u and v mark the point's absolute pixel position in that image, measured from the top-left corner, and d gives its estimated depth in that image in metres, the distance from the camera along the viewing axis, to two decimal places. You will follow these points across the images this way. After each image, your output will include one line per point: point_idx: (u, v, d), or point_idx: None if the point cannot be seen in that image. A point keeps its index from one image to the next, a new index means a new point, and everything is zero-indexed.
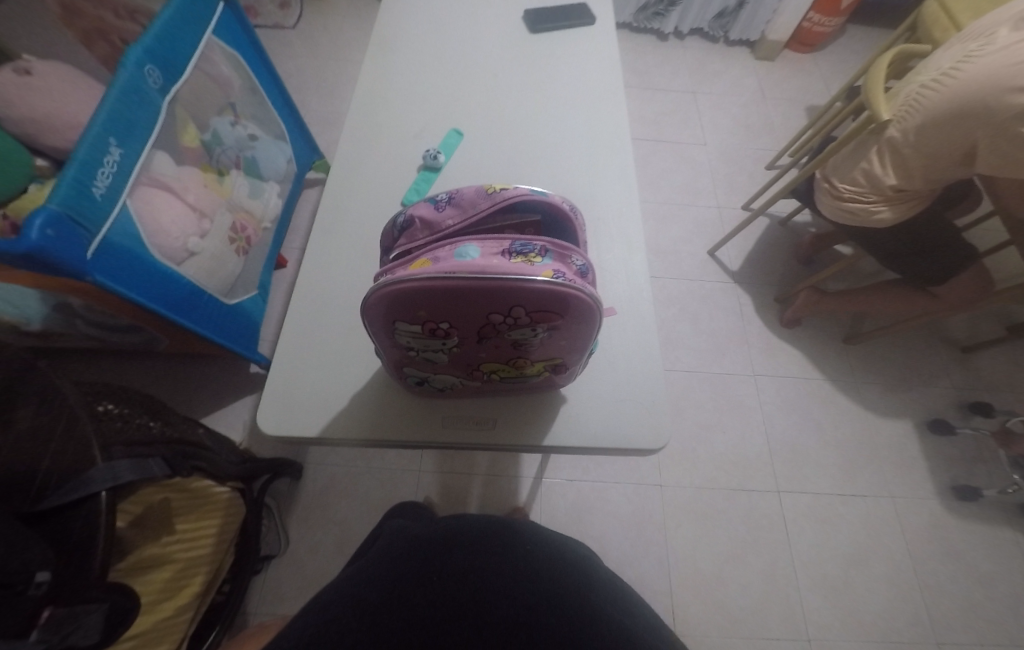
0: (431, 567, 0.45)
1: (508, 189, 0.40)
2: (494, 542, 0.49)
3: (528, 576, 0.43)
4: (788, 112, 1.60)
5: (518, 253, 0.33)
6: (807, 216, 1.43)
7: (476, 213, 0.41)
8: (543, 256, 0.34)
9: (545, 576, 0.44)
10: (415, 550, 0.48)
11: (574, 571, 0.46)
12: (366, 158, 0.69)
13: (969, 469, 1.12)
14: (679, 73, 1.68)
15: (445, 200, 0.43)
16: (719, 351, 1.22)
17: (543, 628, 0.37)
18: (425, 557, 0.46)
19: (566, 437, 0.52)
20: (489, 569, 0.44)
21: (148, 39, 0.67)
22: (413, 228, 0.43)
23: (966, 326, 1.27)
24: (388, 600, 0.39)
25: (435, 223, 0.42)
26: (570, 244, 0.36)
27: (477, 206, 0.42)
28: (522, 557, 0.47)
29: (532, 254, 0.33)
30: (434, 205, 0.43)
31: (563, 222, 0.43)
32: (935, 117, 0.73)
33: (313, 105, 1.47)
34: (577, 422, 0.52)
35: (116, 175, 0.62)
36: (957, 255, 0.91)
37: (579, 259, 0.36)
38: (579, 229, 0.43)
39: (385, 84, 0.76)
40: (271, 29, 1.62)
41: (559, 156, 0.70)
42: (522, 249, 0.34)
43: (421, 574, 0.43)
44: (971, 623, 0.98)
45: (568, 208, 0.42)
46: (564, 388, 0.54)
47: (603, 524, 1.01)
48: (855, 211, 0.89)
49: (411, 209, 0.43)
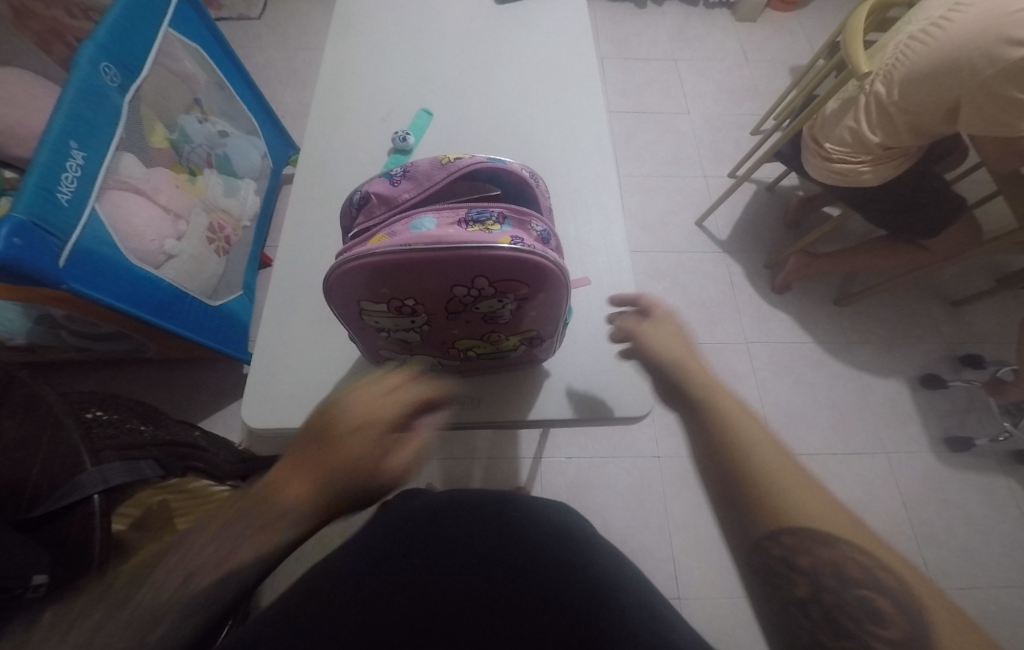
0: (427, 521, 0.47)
1: (464, 158, 0.40)
2: (488, 501, 0.51)
3: (521, 539, 0.45)
4: (772, 75, 1.58)
5: (474, 222, 0.33)
6: (793, 178, 1.41)
7: (431, 185, 0.41)
8: (500, 223, 0.33)
9: (528, 533, 0.46)
10: (416, 507, 0.50)
11: (558, 528, 0.49)
12: (335, 144, 0.67)
13: (962, 420, 1.14)
14: (659, 40, 1.64)
15: (400, 174, 0.42)
16: (711, 320, 1.22)
17: (519, 589, 0.40)
18: (427, 510, 0.48)
19: (549, 409, 0.52)
20: (478, 533, 0.46)
21: (101, 36, 0.65)
22: (370, 204, 0.42)
23: (957, 280, 1.27)
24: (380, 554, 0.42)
25: (392, 198, 0.42)
26: (530, 210, 0.35)
27: (433, 178, 0.42)
28: (510, 520, 0.48)
29: (489, 221, 0.33)
30: (390, 180, 0.42)
31: (524, 189, 0.43)
32: (921, 70, 0.72)
33: (285, 98, 1.43)
34: (559, 395, 0.53)
35: (80, 180, 0.60)
36: (943, 204, 0.89)
37: (540, 224, 0.35)
38: (540, 197, 0.43)
39: (349, 66, 0.74)
40: (236, 21, 1.57)
41: (534, 132, 0.69)
42: (478, 216, 0.33)
43: (417, 528, 0.46)
44: (966, 567, 1.01)
45: (527, 175, 0.42)
46: (546, 363, 0.54)
47: (604, 498, 1.03)
48: (842, 171, 0.88)
49: (366, 186, 0.43)
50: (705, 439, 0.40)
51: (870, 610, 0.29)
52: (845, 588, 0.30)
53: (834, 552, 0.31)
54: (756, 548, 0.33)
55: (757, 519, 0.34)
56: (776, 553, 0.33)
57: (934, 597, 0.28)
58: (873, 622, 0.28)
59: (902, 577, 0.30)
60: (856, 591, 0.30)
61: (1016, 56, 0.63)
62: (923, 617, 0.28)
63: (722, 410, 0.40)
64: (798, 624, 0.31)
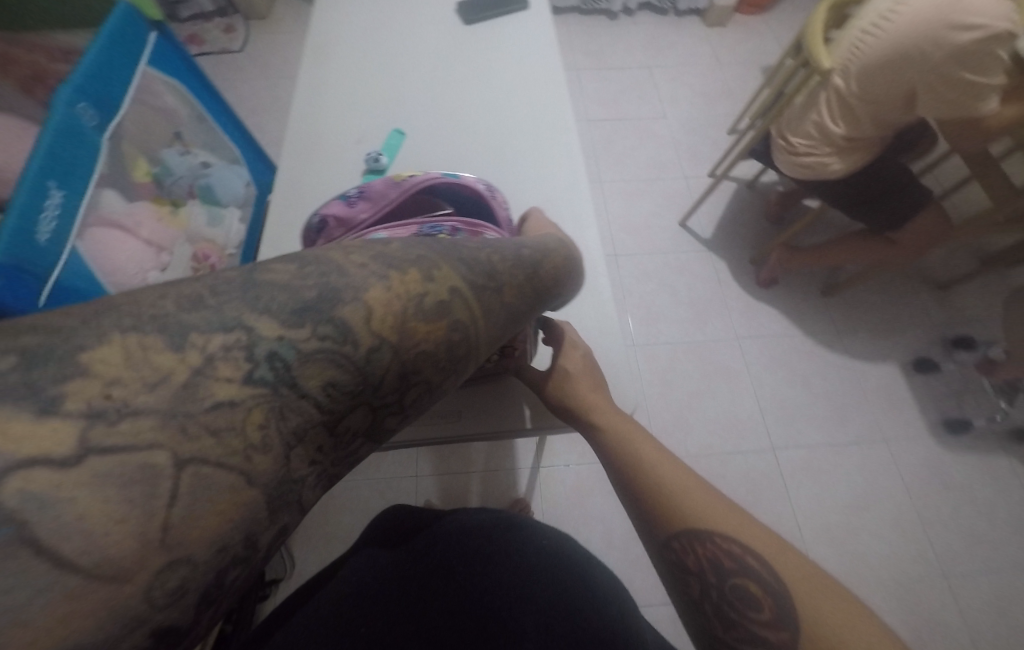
0: (391, 557, 0.46)
1: (418, 178, 0.44)
2: (450, 518, 0.51)
3: (494, 562, 0.44)
4: (744, 77, 1.61)
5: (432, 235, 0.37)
6: (773, 174, 1.43)
7: (386, 204, 0.44)
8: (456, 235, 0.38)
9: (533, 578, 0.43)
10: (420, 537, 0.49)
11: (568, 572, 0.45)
12: (312, 169, 0.69)
13: (958, 402, 1.14)
14: (633, 48, 1.67)
15: (356, 195, 0.45)
16: (700, 319, 1.23)
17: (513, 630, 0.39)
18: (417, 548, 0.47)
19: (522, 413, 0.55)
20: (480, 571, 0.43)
21: (78, 77, 0.66)
22: (328, 227, 0.44)
23: (943, 264, 1.28)
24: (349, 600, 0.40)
25: (349, 219, 0.44)
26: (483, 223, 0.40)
27: (388, 197, 0.45)
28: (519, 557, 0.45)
29: (445, 235, 0.38)
30: (346, 201, 0.45)
31: (481, 202, 0.46)
32: (875, 62, 0.74)
33: (269, 127, 1.46)
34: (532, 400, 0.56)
35: (60, 219, 0.61)
36: (912, 192, 0.91)
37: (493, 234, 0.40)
38: (497, 208, 0.46)
39: (323, 91, 0.76)
40: (218, 55, 1.60)
41: (507, 146, 0.71)
42: (434, 231, 0.38)
43: (383, 563, 0.45)
44: (975, 552, 1.00)
45: (483, 188, 0.45)
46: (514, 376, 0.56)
47: (605, 504, 1.02)
48: (808, 164, 0.90)
49: (322, 209, 0.44)
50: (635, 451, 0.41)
51: (746, 595, 0.33)
52: (725, 579, 0.33)
53: (710, 544, 0.35)
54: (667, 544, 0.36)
55: (657, 522, 0.37)
56: (677, 548, 0.36)
57: (791, 567, 0.32)
58: (750, 608, 0.32)
59: (764, 556, 0.33)
60: (734, 580, 0.33)
61: (965, 41, 0.66)
62: (789, 595, 0.31)
63: (629, 433, 0.43)
64: (698, 616, 0.34)
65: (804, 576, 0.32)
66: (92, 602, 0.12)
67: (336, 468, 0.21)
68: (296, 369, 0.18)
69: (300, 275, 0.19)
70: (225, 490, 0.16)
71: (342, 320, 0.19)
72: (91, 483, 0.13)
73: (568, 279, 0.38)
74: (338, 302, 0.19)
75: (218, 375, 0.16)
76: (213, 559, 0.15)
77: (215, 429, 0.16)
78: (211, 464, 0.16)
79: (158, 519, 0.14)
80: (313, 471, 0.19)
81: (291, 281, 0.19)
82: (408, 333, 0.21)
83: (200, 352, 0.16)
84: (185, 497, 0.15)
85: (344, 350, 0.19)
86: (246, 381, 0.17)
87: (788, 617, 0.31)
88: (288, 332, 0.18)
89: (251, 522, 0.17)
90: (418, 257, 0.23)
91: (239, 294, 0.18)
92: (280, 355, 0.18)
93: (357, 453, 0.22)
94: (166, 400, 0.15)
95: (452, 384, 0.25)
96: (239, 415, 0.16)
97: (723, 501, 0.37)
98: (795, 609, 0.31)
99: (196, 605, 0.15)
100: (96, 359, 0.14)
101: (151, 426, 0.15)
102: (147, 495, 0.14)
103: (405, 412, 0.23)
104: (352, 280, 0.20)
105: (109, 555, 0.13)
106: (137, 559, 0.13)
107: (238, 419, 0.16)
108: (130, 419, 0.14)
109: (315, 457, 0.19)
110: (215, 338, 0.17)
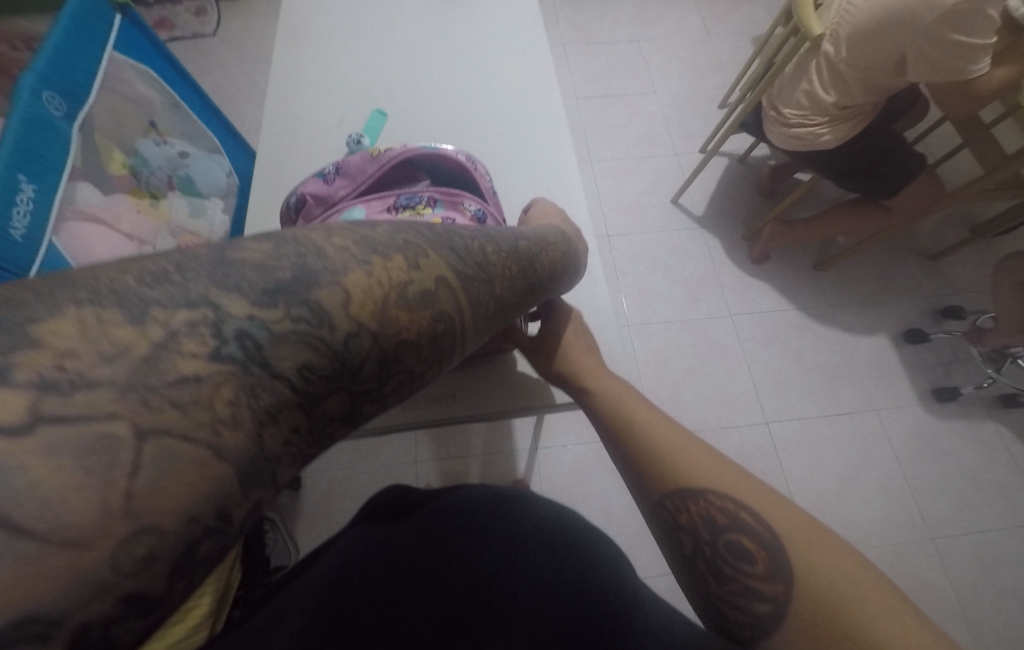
0: (384, 538, 0.39)
1: (394, 150, 0.44)
2: (450, 496, 0.44)
3: (506, 551, 0.38)
4: (735, 48, 1.58)
5: (406, 206, 0.41)
6: (764, 148, 1.42)
7: (366, 179, 0.44)
8: (430, 205, 0.42)
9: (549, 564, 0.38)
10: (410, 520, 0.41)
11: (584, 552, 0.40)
12: (293, 153, 0.67)
13: (947, 371, 1.16)
14: (621, 21, 1.63)
15: (333, 172, 0.44)
16: (693, 297, 1.23)
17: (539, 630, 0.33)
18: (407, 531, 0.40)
19: (514, 391, 0.55)
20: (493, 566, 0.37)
21: (40, 65, 0.64)
22: (307, 205, 0.44)
23: (933, 234, 1.28)
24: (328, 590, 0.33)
25: (329, 196, 0.44)
26: (459, 193, 0.43)
27: (367, 171, 0.45)
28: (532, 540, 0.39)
29: (420, 205, 0.41)
30: (324, 179, 0.44)
31: (463, 173, 0.46)
32: (864, 27, 0.73)
33: (248, 114, 1.42)
34: (523, 381, 0.56)
35: (33, 213, 0.60)
36: (909, 158, 0.90)
37: (471, 204, 0.42)
38: (479, 178, 0.46)
39: (301, 73, 0.73)
40: (190, 39, 1.54)
41: (494, 124, 0.69)
42: (409, 201, 0.42)
43: (373, 549, 0.37)
44: (962, 514, 1.03)
45: (464, 159, 0.45)
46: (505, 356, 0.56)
47: (603, 482, 1.04)
48: (801, 135, 0.89)
49: (300, 187, 0.44)
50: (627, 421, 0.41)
51: (739, 550, 0.33)
52: (719, 535, 0.34)
53: (703, 501, 0.35)
54: (659, 499, 0.37)
55: (651, 480, 0.38)
56: (671, 506, 0.36)
57: (784, 518, 0.33)
58: (744, 562, 0.32)
59: (760, 510, 0.34)
60: (728, 535, 0.34)
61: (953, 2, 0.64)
62: (782, 547, 0.32)
63: (623, 396, 0.44)
64: (690, 572, 0.35)
65: (797, 527, 0.32)
66: (52, 566, 0.11)
67: (315, 451, 0.19)
68: (268, 348, 0.16)
69: (274, 256, 0.18)
70: (193, 464, 0.14)
71: (318, 303, 0.18)
72: (44, 449, 0.11)
73: (559, 276, 0.38)
74: (314, 285, 0.18)
75: (183, 350, 0.15)
76: (182, 530, 0.14)
77: (179, 403, 0.14)
78: (176, 437, 0.14)
79: (119, 489, 0.12)
80: (289, 453, 0.17)
81: (265, 261, 0.18)
82: (390, 320, 0.20)
83: (162, 327, 0.15)
84: (147, 470, 0.13)
85: (320, 333, 0.18)
86: (213, 358, 0.15)
87: (782, 570, 0.31)
88: (258, 312, 0.17)
89: (228, 503, 0.15)
90: (405, 243, 0.23)
91: (207, 272, 0.16)
92: (250, 334, 0.16)
93: (337, 439, 0.20)
94: (124, 373, 0.13)
95: (437, 372, 0.24)
96: (206, 391, 0.15)
97: (716, 460, 0.37)
98: (787, 558, 0.31)
99: (167, 576, 0.13)
100: (48, 329, 0.12)
101: (108, 397, 0.13)
102: (105, 464, 0.12)
103: (385, 400, 0.22)
104: (329, 263, 0.19)
105: (68, 522, 0.11)
106: (100, 528, 0.12)
107: (206, 395, 0.15)
108: (85, 391, 0.13)
109: (290, 438, 0.17)
110: (178, 314, 0.15)
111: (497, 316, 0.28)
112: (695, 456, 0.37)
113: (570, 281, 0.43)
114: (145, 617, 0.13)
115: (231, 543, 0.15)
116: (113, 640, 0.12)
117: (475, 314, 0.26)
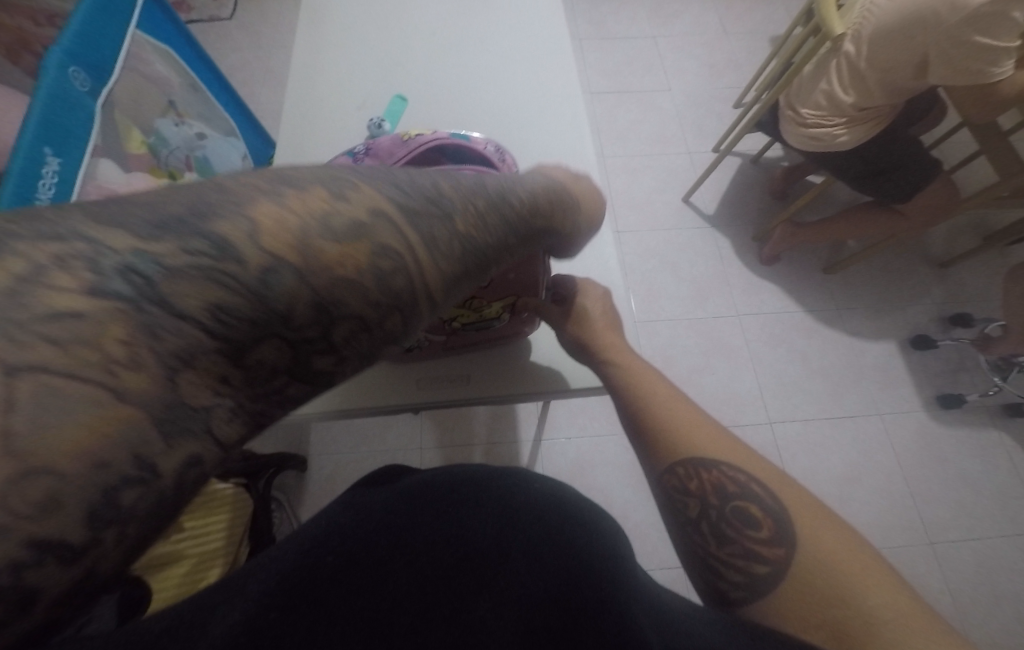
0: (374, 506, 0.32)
1: (425, 135, 0.45)
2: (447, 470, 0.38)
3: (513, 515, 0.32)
4: (753, 48, 1.57)
5: None
6: (778, 149, 1.41)
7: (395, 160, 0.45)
8: None
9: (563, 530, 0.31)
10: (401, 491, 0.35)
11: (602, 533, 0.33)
12: (311, 136, 0.67)
13: (953, 377, 1.16)
14: (638, 17, 1.62)
15: (363, 152, 0.46)
16: (702, 296, 1.23)
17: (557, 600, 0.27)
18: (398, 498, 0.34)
19: (529, 375, 0.56)
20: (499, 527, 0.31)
21: (66, 39, 0.64)
22: None
23: (944, 241, 1.28)
24: (296, 562, 0.26)
25: None
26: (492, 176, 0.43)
27: (395, 154, 0.46)
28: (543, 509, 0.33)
29: None
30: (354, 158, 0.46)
31: (490, 162, 0.47)
32: (887, 27, 0.73)
33: (263, 98, 1.42)
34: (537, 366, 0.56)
35: (59, 186, 0.61)
36: (922, 161, 0.90)
37: None
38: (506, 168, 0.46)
39: (320, 55, 0.74)
40: (207, 22, 1.54)
41: (510, 113, 0.69)
42: None
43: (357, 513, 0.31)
44: (962, 520, 1.03)
45: (493, 148, 0.46)
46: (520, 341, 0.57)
47: (606, 476, 1.04)
48: (817, 135, 0.89)
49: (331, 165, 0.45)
50: (637, 399, 0.42)
51: (745, 516, 0.34)
52: (727, 500, 0.35)
53: (715, 471, 0.36)
54: (668, 466, 0.38)
55: (662, 452, 0.39)
56: (681, 472, 0.37)
57: (791, 495, 0.34)
58: (749, 527, 0.33)
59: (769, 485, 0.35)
60: (735, 502, 0.34)
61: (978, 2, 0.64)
62: (789, 517, 0.32)
63: (639, 374, 0.45)
64: (693, 538, 0.36)
65: (799, 500, 0.33)
66: None
67: (261, 406, 0.19)
68: (161, 284, 0.16)
69: (168, 191, 0.18)
70: (92, 407, 0.14)
71: (219, 236, 0.17)
72: None
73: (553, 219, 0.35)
74: (212, 217, 0.17)
75: (51, 284, 0.14)
76: (93, 478, 0.14)
77: (55, 338, 0.13)
78: (59, 375, 0.13)
79: None
80: (222, 405, 0.17)
81: (156, 198, 0.17)
82: (316, 256, 0.19)
83: (21, 259, 0.14)
84: (26, 408, 0.13)
85: (223, 267, 0.17)
86: (92, 293, 0.14)
87: (786, 537, 0.32)
88: (142, 245, 0.16)
89: (143, 449, 0.15)
90: (322, 175, 0.21)
91: (84, 205, 0.16)
92: (137, 269, 0.15)
93: (291, 397, 0.20)
94: None
95: (409, 326, 0.23)
96: (90, 329, 0.14)
97: (728, 438, 0.38)
98: (792, 528, 0.32)
99: (86, 525, 0.14)
100: None
101: None
102: None
103: (341, 354, 0.20)
104: (233, 196, 0.18)
105: None
106: None
107: (90, 334, 0.14)
108: None
109: (220, 388, 0.17)
110: (45, 247, 0.14)
111: (483, 268, 0.26)
112: (706, 432, 0.38)
113: (570, 240, 0.41)
114: (72, 565, 0.14)
115: (158, 493, 0.15)
116: (34, 586, 0.13)
117: (453, 262, 0.23)
